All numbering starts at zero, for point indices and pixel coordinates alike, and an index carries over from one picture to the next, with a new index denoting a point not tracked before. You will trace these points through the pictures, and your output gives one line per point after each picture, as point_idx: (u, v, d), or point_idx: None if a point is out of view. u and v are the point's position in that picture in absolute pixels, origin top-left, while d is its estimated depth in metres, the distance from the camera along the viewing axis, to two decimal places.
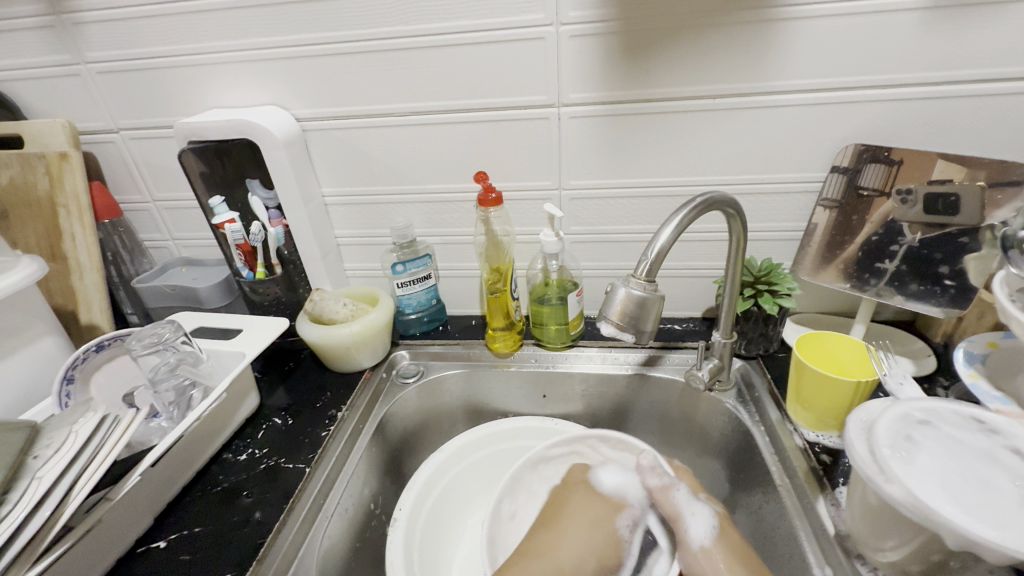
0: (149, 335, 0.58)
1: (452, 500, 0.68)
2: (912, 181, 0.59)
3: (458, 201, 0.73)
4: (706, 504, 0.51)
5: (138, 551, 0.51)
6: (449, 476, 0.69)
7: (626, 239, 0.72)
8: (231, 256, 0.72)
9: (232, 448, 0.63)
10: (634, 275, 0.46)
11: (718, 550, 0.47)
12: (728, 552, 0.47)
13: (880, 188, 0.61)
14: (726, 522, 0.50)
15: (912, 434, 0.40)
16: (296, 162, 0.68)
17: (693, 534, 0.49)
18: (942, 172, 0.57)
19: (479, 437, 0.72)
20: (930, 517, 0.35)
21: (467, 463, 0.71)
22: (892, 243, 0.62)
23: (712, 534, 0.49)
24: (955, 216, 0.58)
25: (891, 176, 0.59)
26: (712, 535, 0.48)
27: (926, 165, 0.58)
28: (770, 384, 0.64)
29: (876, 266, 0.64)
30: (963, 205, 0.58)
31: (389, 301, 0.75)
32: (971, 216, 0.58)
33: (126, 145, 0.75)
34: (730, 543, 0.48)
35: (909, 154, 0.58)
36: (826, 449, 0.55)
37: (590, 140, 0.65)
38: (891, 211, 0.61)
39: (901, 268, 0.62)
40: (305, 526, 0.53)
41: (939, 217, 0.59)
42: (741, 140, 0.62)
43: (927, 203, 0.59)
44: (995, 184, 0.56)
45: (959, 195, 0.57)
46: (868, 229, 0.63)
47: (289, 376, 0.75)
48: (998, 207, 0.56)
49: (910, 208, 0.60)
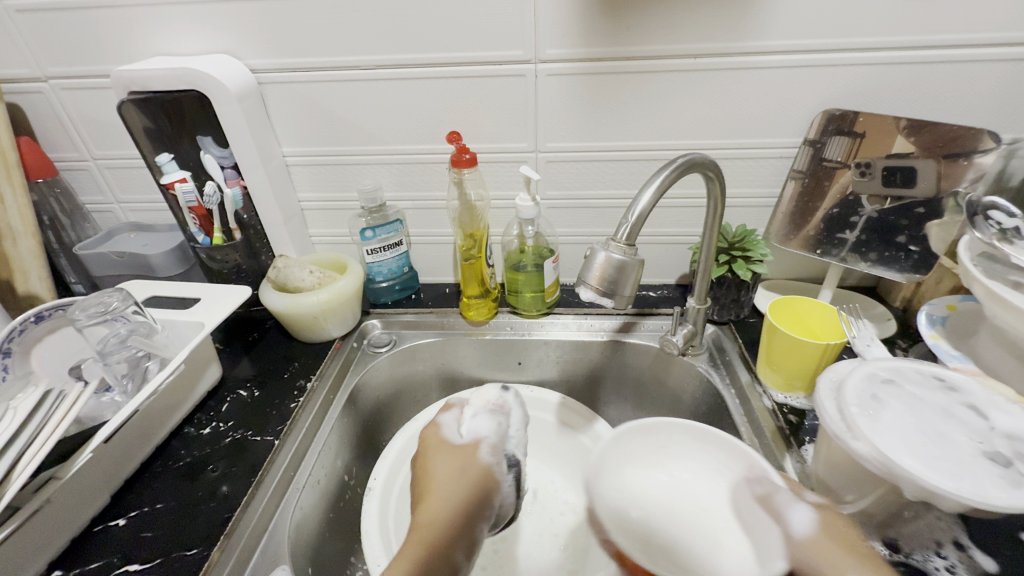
0: (95, 305, 0.54)
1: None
2: (873, 154, 0.60)
3: (431, 163, 0.69)
4: (813, 504, 0.41)
5: (95, 529, 0.48)
6: None
7: (603, 205, 0.71)
8: (183, 220, 0.67)
9: (195, 422, 0.60)
10: (613, 239, 0.44)
11: (822, 540, 0.38)
12: (833, 543, 0.38)
13: (844, 159, 0.61)
14: (843, 524, 0.39)
15: (878, 393, 0.41)
16: (252, 117, 0.63)
17: (792, 525, 0.40)
18: (903, 146, 0.59)
19: None
20: (893, 471, 0.36)
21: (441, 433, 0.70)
22: (852, 214, 0.63)
23: (816, 527, 0.39)
24: (912, 188, 0.60)
25: (856, 148, 0.60)
26: (818, 527, 0.39)
27: (888, 139, 0.59)
28: (741, 348, 0.66)
29: (837, 236, 0.65)
30: (918, 178, 0.59)
31: (359, 269, 0.72)
32: (927, 187, 0.59)
33: (57, 96, 0.67)
34: (840, 539, 0.38)
35: (872, 125, 0.59)
36: (793, 409, 0.57)
37: (567, 99, 0.62)
38: (851, 182, 0.62)
39: (861, 238, 0.64)
40: (276, 498, 0.52)
41: (896, 189, 0.60)
42: (719, 104, 0.61)
43: (884, 176, 0.60)
44: (951, 155, 0.57)
45: (917, 168, 0.59)
46: (828, 202, 0.64)
47: (254, 347, 0.72)
48: (954, 178, 0.58)
49: (870, 181, 0.61)
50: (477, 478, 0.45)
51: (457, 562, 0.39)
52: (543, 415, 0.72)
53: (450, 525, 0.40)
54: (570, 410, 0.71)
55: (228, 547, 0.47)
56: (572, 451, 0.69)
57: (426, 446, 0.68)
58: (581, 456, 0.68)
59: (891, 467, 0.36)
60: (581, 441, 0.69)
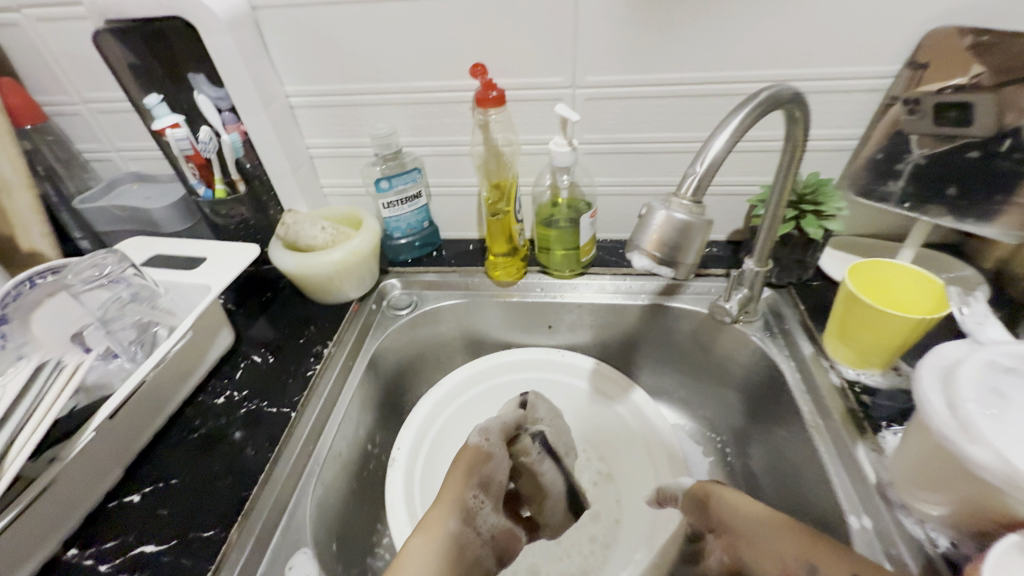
0: (89, 268, 0.50)
1: (458, 435, 0.64)
2: (928, 87, 0.51)
3: (453, 103, 0.60)
4: None
5: (109, 506, 0.46)
6: (449, 412, 0.64)
7: (651, 150, 0.62)
8: (182, 171, 0.61)
9: (208, 390, 0.57)
10: (676, 194, 0.37)
11: None
12: None
13: (897, 95, 0.52)
14: None
15: (999, 385, 0.34)
16: (248, 50, 0.55)
17: None
18: (966, 73, 0.49)
19: (479, 371, 0.67)
20: (1023, 486, 0.29)
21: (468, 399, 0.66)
22: (897, 161, 0.55)
23: None
24: (969, 127, 0.50)
25: (914, 81, 0.51)
26: None
27: (952, 65, 0.49)
28: (803, 315, 0.58)
29: (882, 187, 0.58)
30: (975, 114, 0.50)
31: (375, 224, 0.65)
32: (987, 125, 0.49)
33: (32, 28, 0.59)
34: None
35: (934, 51, 0.49)
36: (866, 388, 0.50)
37: (614, 21, 0.52)
38: (898, 122, 0.54)
39: (908, 189, 0.56)
40: (296, 474, 0.49)
41: (950, 128, 0.51)
42: (804, 23, 0.50)
43: (937, 112, 0.51)
44: (1015, 80, 0.47)
45: (974, 102, 0.49)
46: (873, 147, 0.56)
47: (268, 308, 0.67)
48: (1019, 110, 0.48)
49: (921, 119, 0.52)
50: (464, 459, 0.47)
51: (451, 530, 0.42)
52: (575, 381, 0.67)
53: (443, 502, 0.44)
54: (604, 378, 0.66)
55: (248, 528, 0.44)
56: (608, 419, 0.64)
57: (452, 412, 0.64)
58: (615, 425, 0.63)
59: (1018, 483, 0.29)
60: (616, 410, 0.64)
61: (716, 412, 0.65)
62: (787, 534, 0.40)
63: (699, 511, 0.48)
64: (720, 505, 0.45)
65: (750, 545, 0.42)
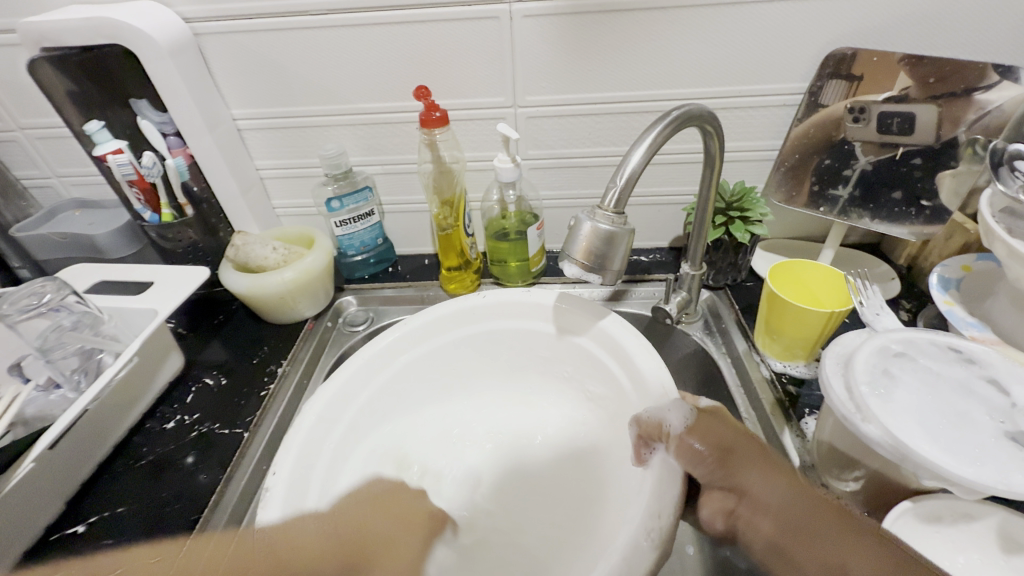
0: (26, 298, 0.50)
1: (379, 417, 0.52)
2: (868, 97, 0.55)
3: (399, 123, 0.62)
4: None
5: (52, 539, 0.45)
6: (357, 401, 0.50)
7: (591, 164, 0.65)
8: (126, 196, 0.61)
9: (157, 416, 0.56)
10: (600, 206, 0.40)
11: None
12: None
13: (838, 104, 0.56)
14: None
15: (889, 368, 0.38)
16: (190, 75, 0.56)
17: None
18: (904, 84, 0.53)
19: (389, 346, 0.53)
20: (907, 457, 0.33)
21: (399, 374, 0.53)
22: (845, 167, 0.59)
23: None
24: (909, 136, 0.55)
25: (852, 92, 0.55)
26: None
27: (888, 77, 0.53)
28: (737, 314, 0.62)
29: (829, 193, 0.61)
30: (917, 123, 0.54)
31: (327, 243, 0.66)
32: (926, 134, 0.54)
33: None
34: None
35: (868, 65, 0.53)
36: (793, 379, 0.54)
37: (547, 45, 0.55)
38: (842, 129, 0.57)
39: (855, 194, 0.60)
40: (247, 495, 0.49)
41: (890, 136, 0.55)
42: (717, 46, 0.54)
43: (880, 121, 0.55)
44: (945, 94, 0.52)
45: (914, 114, 0.54)
46: (817, 153, 0.60)
47: (222, 330, 0.67)
48: (955, 122, 0.53)
49: (865, 127, 0.56)
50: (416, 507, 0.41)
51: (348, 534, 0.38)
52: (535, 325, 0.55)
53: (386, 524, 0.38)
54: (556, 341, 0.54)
55: None
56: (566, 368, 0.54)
57: (376, 387, 0.51)
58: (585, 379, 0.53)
59: (905, 453, 0.33)
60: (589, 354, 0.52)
61: None
62: (837, 525, 0.34)
63: (718, 466, 0.39)
64: (748, 466, 0.39)
65: (773, 512, 0.36)
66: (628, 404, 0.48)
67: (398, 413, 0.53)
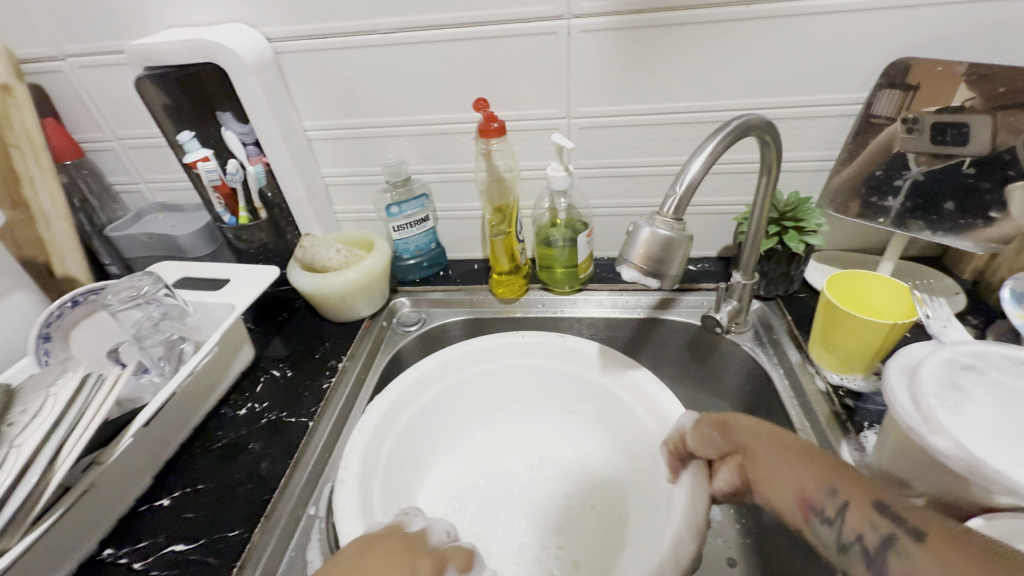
0: (126, 289, 0.54)
1: (438, 418, 0.61)
2: (923, 108, 0.54)
3: (457, 133, 0.66)
4: None
5: (141, 509, 0.50)
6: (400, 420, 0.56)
7: (641, 173, 0.66)
8: (209, 200, 0.66)
9: (231, 403, 0.60)
10: (659, 213, 0.41)
11: None
12: None
13: (892, 115, 0.56)
14: None
15: (958, 381, 0.37)
16: (271, 90, 0.61)
17: None
18: (963, 94, 0.52)
19: (419, 380, 0.59)
20: (979, 471, 0.32)
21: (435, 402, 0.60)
22: (896, 177, 0.58)
23: None
24: (963, 147, 0.54)
25: (906, 103, 0.55)
26: None
27: (947, 88, 0.53)
28: (790, 325, 0.62)
29: (878, 203, 0.61)
30: (972, 133, 0.53)
31: (386, 247, 0.70)
32: (982, 145, 0.53)
33: (76, 75, 0.66)
34: None
35: (928, 75, 0.53)
36: (850, 392, 0.53)
37: (603, 59, 0.57)
38: (896, 140, 0.57)
39: (906, 205, 0.59)
40: (312, 480, 0.52)
41: (946, 146, 0.55)
42: (773, 57, 0.55)
43: (934, 132, 0.55)
44: (1009, 106, 0.51)
45: (970, 125, 0.53)
46: (870, 164, 0.59)
47: (285, 326, 0.71)
48: (1015, 130, 0.51)
49: (917, 138, 0.56)
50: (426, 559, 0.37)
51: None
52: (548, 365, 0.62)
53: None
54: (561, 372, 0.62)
55: (269, 530, 0.47)
56: (598, 407, 0.61)
57: (421, 404, 0.59)
58: (609, 417, 0.60)
59: (976, 466, 0.32)
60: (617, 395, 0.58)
61: None
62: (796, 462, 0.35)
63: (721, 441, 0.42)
64: (738, 428, 0.41)
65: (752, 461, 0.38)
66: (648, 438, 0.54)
67: (424, 441, 0.59)
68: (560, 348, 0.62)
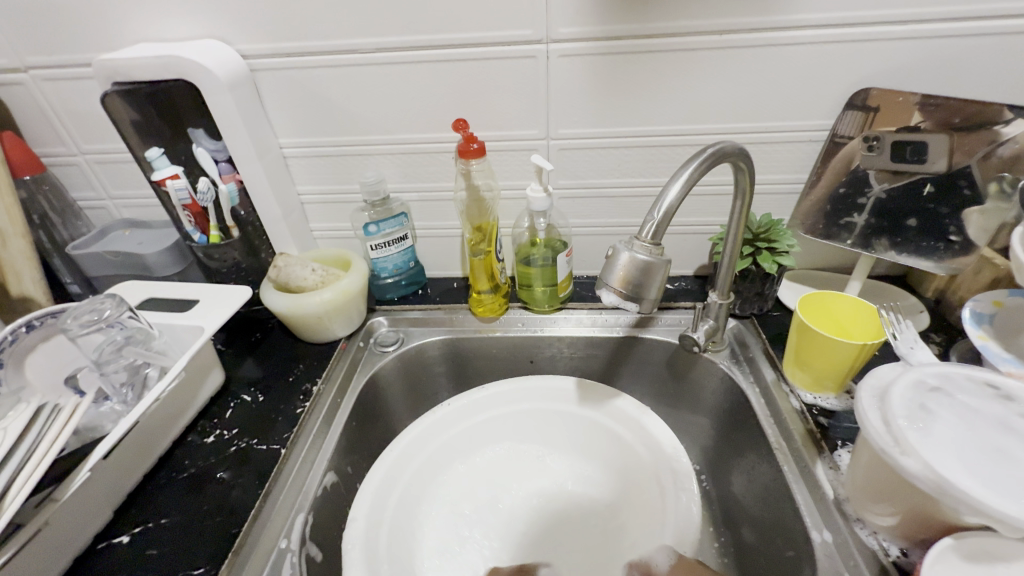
0: (87, 313, 0.52)
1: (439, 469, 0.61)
2: (883, 128, 0.57)
3: (436, 153, 0.65)
4: None
5: (98, 547, 0.47)
6: (401, 476, 0.56)
7: (619, 194, 0.67)
8: (178, 218, 0.64)
9: (198, 430, 0.58)
10: (638, 237, 0.41)
11: None
12: None
13: (854, 134, 0.58)
14: None
15: (926, 403, 0.38)
16: (245, 107, 0.59)
17: None
18: (918, 117, 0.55)
19: (416, 435, 0.59)
20: (948, 492, 0.33)
21: (432, 455, 0.60)
22: (859, 195, 0.61)
23: None
24: (922, 165, 0.56)
25: (867, 122, 0.57)
26: None
27: (902, 110, 0.55)
28: (765, 343, 0.63)
29: (844, 219, 0.63)
30: (930, 152, 0.56)
31: (364, 265, 0.68)
32: (939, 163, 0.56)
33: (39, 88, 0.63)
34: None
35: (888, 102, 0.55)
36: (823, 410, 0.54)
37: (582, 83, 0.58)
38: (858, 158, 0.59)
39: (871, 222, 0.61)
40: (285, 509, 0.50)
41: (905, 165, 0.57)
42: (746, 84, 0.57)
43: (893, 150, 0.57)
44: (966, 127, 0.53)
45: (927, 143, 0.55)
46: (834, 180, 0.62)
47: (257, 347, 0.69)
48: (969, 152, 0.54)
49: (877, 156, 0.58)
50: None
51: None
52: (547, 402, 0.64)
53: None
54: (560, 402, 0.64)
55: (237, 565, 0.45)
56: (590, 441, 0.63)
57: (422, 459, 0.59)
58: (598, 446, 0.62)
59: (945, 487, 0.33)
60: (607, 424, 0.61)
61: (691, 437, 0.69)
62: None
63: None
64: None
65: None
66: (643, 466, 0.57)
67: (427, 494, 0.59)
68: (552, 387, 0.64)
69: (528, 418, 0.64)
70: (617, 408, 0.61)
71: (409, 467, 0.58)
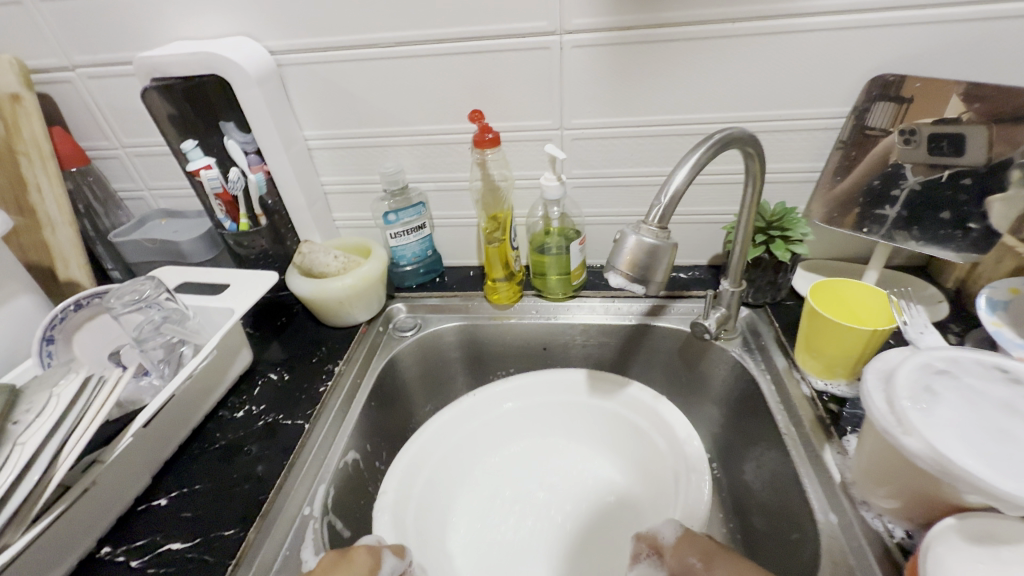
0: (128, 292, 0.55)
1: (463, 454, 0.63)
2: (919, 120, 0.56)
3: (453, 143, 0.67)
4: None
5: (139, 508, 0.51)
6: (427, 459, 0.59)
7: (633, 183, 0.68)
8: (211, 207, 0.68)
9: (228, 406, 0.61)
10: (645, 222, 0.42)
11: None
12: None
13: (887, 127, 0.57)
14: None
15: (932, 385, 0.39)
16: (273, 101, 0.62)
17: None
18: (956, 108, 0.54)
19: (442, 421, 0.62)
20: (949, 471, 0.33)
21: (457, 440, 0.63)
22: (893, 188, 0.60)
23: None
24: (960, 158, 0.55)
25: (900, 115, 0.56)
26: None
27: (939, 101, 0.54)
28: (777, 332, 0.63)
29: (876, 213, 0.62)
30: (968, 144, 0.54)
31: (383, 253, 0.71)
32: (977, 156, 0.54)
33: (85, 85, 0.68)
34: None
35: (916, 90, 0.54)
36: (834, 398, 0.54)
37: (595, 73, 0.59)
38: (893, 151, 0.58)
39: (903, 214, 0.60)
40: (308, 480, 0.54)
41: (941, 157, 0.56)
42: (759, 72, 0.57)
43: (930, 143, 0.56)
44: (1004, 117, 0.52)
45: (965, 135, 0.54)
46: (865, 174, 0.61)
47: (283, 330, 0.73)
48: (1001, 140, 0.53)
49: (914, 149, 0.57)
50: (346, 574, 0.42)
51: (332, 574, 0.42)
52: (565, 392, 0.66)
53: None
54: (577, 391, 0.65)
55: (264, 528, 0.48)
56: (608, 429, 0.64)
57: (447, 443, 0.62)
58: (616, 434, 0.64)
59: (945, 465, 0.34)
60: (625, 414, 0.63)
61: (703, 425, 0.69)
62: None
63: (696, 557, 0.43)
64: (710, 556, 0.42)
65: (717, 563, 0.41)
66: (659, 455, 0.58)
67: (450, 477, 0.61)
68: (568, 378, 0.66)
69: (548, 406, 0.66)
70: (632, 398, 0.62)
71: (434, 452, 0.60)
